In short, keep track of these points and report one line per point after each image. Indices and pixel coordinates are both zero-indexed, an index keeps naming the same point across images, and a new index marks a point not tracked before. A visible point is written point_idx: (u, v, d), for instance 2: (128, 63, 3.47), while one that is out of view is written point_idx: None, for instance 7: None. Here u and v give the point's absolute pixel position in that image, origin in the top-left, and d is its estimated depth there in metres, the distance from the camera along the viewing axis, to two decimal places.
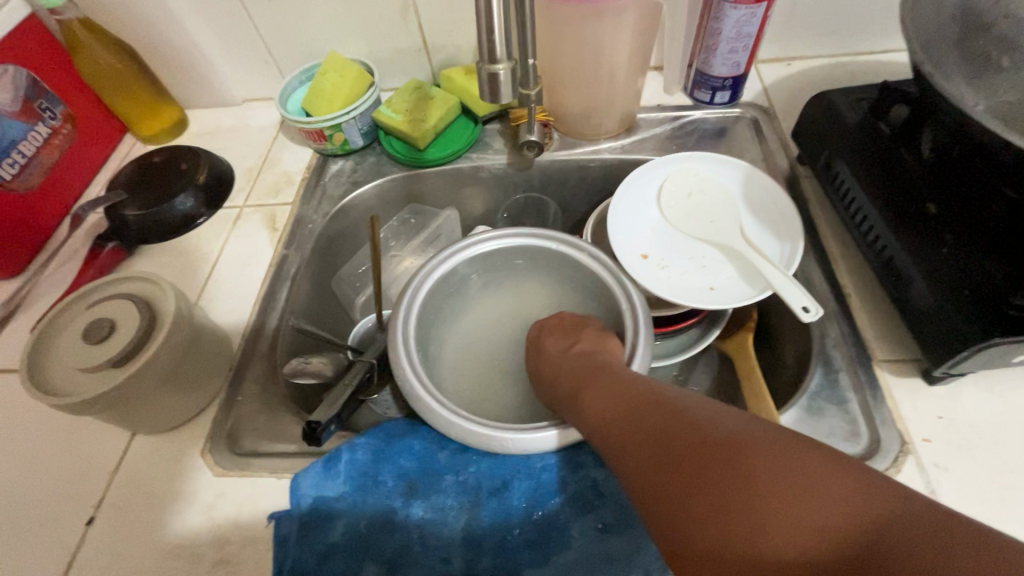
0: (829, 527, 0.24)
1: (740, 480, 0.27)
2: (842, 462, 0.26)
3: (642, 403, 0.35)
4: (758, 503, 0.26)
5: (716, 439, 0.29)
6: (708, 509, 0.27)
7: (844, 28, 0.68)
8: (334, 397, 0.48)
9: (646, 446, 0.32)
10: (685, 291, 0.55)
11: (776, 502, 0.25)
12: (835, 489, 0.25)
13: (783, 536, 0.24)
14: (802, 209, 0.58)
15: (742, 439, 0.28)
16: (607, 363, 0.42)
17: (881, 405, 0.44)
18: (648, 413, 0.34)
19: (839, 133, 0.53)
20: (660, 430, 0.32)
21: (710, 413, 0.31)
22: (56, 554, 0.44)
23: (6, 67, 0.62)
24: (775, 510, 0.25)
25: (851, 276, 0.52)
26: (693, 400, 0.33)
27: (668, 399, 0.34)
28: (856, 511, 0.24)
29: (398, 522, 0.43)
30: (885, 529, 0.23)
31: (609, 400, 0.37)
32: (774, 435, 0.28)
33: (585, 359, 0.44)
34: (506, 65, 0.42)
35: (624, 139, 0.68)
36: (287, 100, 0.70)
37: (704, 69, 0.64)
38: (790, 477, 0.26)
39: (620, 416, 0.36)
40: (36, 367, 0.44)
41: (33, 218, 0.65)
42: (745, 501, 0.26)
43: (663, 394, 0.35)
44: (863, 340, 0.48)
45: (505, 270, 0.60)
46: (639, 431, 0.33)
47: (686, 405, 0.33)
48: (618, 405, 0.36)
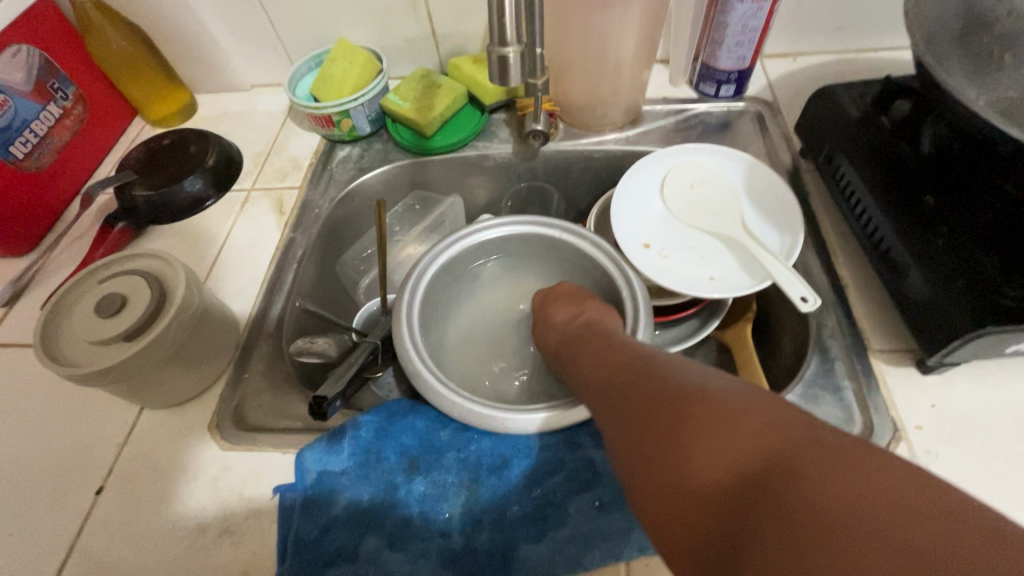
0: (746, 458, 0.26)
1: (680, 420, 0.29)
2: (777, 410, 0.28)
3: (621, 363, 0.38)
4: (689, 439, 0.28)
5: (672, 389, 0.31)
6: (651, 444, 0.30)
7: (850, 25, 0.69)
8: (340, 373, 0.49)
9: (617, 400, 0.35)
10: (685, 281, 0.56)
11: (705, 437, 0.28)
12: (758, 429, 0.27)
13: (707, 467, 0.27)
14: (803, 202, 0.59)
15: (696, 389, 0.31)
16: (605, 329, 0.44)
17: (875, 393, 0.45)
18: (625, 370, 0.36)
19: (840, 125, 0.54)
20: (632, 385, 0.34)
21: (675, 370, 0.34)
22: (66, 522, 0.46)
23: (19, 47, 0.63)
24: (703, 443, 0.27)
25: (849, 268, 0.53)
26: (668, 360, 0.36)
27: (647, 360, 0.36)
28: (773, 448, 0.26)
29: (399, 497, 0.44)
30: (792, 461, 0.25)
31: (596, 363, 0.40)
32: (726, 388, 0.30)
33: (587, 325, 0.45)
34: (516, 49, 0.43)
35: (628, 131, 0.69)
36: (296, 86, 0.71)
37: (710, 63, 0.65)
38: (720, 416, 0.28)
39: (603, 375, 0.38)
40: (49, 338, 0.45)
41: (44, 197, 0.66)
42: (680, 437, 0.28)
43: (645, 356, 0.37)
44: (859, 330, 0.49)
45: (507, 257, 0.60)
46: (615, 386, 0.36)
47: (660, 363, 0.35)
48: (602, 366, 0.39)
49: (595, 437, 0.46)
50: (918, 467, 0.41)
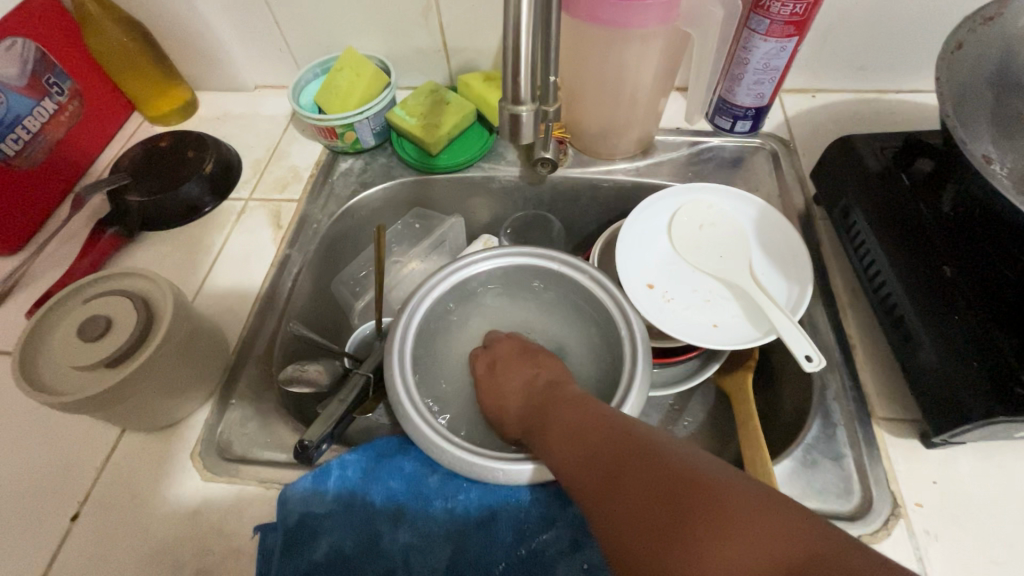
0: (758, 561, 0.26)
1: (688, 517, 0.29)
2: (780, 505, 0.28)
3: (603, 437, 0.36)
4: (699, 540, 0.28)
5: (670, 477, 0.31)
6: (658, 545, 0.29)
7: (873, 65, 0.67)
8: (329, 412, 0.48)
9: (609, 486, 0.33)
10: (688, 326, 0.54)
11: (715, 538, 0.27)
12: (769, 526, 0.27)
13: (720, 571, 0.26)
14: (814, 251, 0.57)
15: (694, 477, 0.31)
16: (574, 395, 0.43)
17: (876, 464, 0.44)
18: (608, 447, 0.35)
19: (859, 178, 0.52)
20: (616, 469, 0.34)
21: (666, 450, 0.33)
22: (38, 548, 0.44)
23: (15, 39, 0.60)
24: (711, 544, 0.27)
25: (857, 327, 0.52)
26: (650, 435, 0.35)
27: (631, 432, 0.36)
28: (788, 545, 0.26)
29: (383, 544, 0.43)
30: (810, 566, 0.25)
31: (576, 430, 0.38)
32: (724, 474, 0.30)
33: (555, 392, 0.45)
34: (530, 107, 0.43)
35: (639, 161, 0.67)
36: (300, 93, 0.69)
37: (728, 97, 0.63)
38: (728, 516, 0.28)
39: (580, 449, 0.37)
40: (29, 361, 0.43)
41: (35, 196, 0.63)
42: (700, 541, 0.28)
43: (622, 428, 0.36)
44: (864, 395, 0.47)
45: (504, 289, 0.59)
46: (597, 466, 0.35)
47: (647, 440, 0.35)
48: (580, 439, 0.37)
49: None
50: (916, 547, 0.40)
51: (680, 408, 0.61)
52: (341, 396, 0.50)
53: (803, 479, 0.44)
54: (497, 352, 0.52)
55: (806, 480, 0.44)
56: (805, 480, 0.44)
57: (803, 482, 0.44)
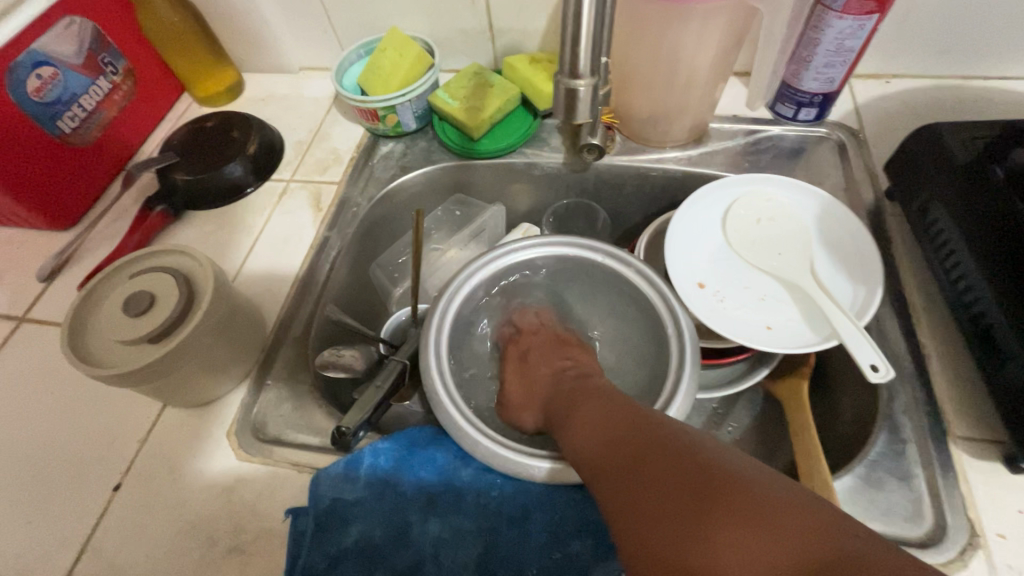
0: (779, 560, 0.23)
1: (705, 503, 0.26)
2: (803, 503, 0.25)
3: (630, 422, 0.35)
4: (716, 530, 0.25)
5: (693, 463, 0.29)
6: (669, 530, 0.26)
7: (959, 48, 0.61)
8: (365, 399, 0.47)
9: (620, 466, 0.32)
10: (740, 326, 0.50)
11: (734, 527, 0.25)
12: (787, 520, 0.24)
13: (735, 563, 0.24)
14: (884, 250, 0.53)
15: (720, 466, 0.28)
16: (603, 388, 0.42)
17: (952, 488, 0.40)
18: (631, 433, 0.33)
19: (939, 172, 0.47)
20: (634, 453, 0.32)
21: (694, 439, 0.31)
22: (82, 516, 0.45)
23: (73, 18, 0.61)
24: (727, 531, 0.25)
25: (933, 336, 0.47)
26: (678, 426, 0.33)
27: (654, 419, 0.34)
28: (807, 543, 0.24)
29: (412, 536, 0.42)
30: (837, 571, 0.22)
31: (602, 418, 0.37)
32: (745, 467, 0.28)
33: (584, 386, 0.43)
34: (588, 82, 0.40)
35: (691, 150, 0.63)
36: (343, 75, 0.68)
37: (793, 82, 0.58)
38: (747, 507, 0.25)
39: (601, 435, 0.35)
40: (77, 334, 0.44)
41: (88, 173, 0.65)
42: (709, 525, 0.25)
43: (649, 418, 0.35)
44: (939, 410, 0.43)
45: (539, 285, 0.56)
46: (617, 450, 0.33)
47: (674, 429, 0.32)
48: (604, 426, 0.36)
49: None
50: None
51: (725, 413, 0.57)
52: (378, 383, 0.49)
53: (866, 498, 0.41)
54: (528, 346, 0.53)
55: (870, 500, 0.41)
56: (869, 499, 0.41)
57: (865, 502, 0.41)
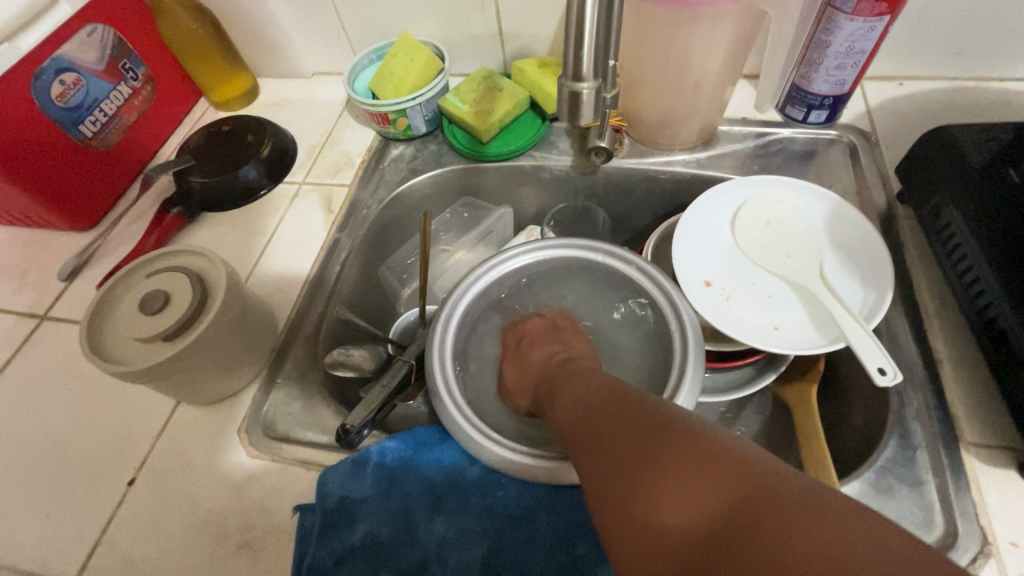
0: (709, 502, 0.25)
1: (653, 455, 0.28)
2: (733, 448, 0.27)
3: (595, 397, 0.36)
4: (657, 483, 0.27)
5: (647, 425, 0.30)
6: (623, 483, 0.28)
7: (975, 49, 0.60)
8: (371, 398, 0.48)
9: (584, 437, 0.34)
10: (746, 327, 0.50)
11: (672, 477, 0.27)
12: (715, 464, 0.26)
13: (676, 506, 0.26)
14: (895, 254, 0.52)
15: (670, 423, 0.30)
16: (581, 368, 0.43)
17: (963, 495, 0.39)
18: (599, 403, 0.35)
19: (952, 175, 0.47)
20: (599, 420, 0.33)
21: (653, 402, 0.33)
22: (97, 509, 0.46)
23: (96, 26, 0.63)
24: (664, 482, 0.27)
25: (945, 340, 0.46)
26: (641, 393, 0.35)
27: (615, 390, 0.36)
28: (732, 483, 0.25)
29: (417, 534, 0.42)
30: (756, 505, 0.24)
31: (576, 393, 0.38)
32: (688, 421, 0.30)
33: (566, 366, 0.45)
34: (591, 85, 0.40)
35: (700, 152, 0.63)
36: (355, 79, 0.69)
37: (803, 84, 0.58)
38: (681, 457, 0.27)
39: (574, 409, 0.37)
40: (95, 331, 0.45)
41: (109, 176, 0.67)
42: (649, 479, 0.27)
43: (617, 389, 0.36)
44: (951, 415, 0.43)
45: (540, 284, 0.56)
46: (582, 422, 0.35)
47: (638, 396, 0.34)
48: (578, 400, 0.37)
49: None
50: None
51: (733, 416, 0.57)
52: (384, 382, 0.49)
53: (875, 504, 0.40)
54: (525, 330, 0.52)
55: (879, 507, 0.40)
56: (877, 506, 0.40)
57: (875, 508, 0.40)
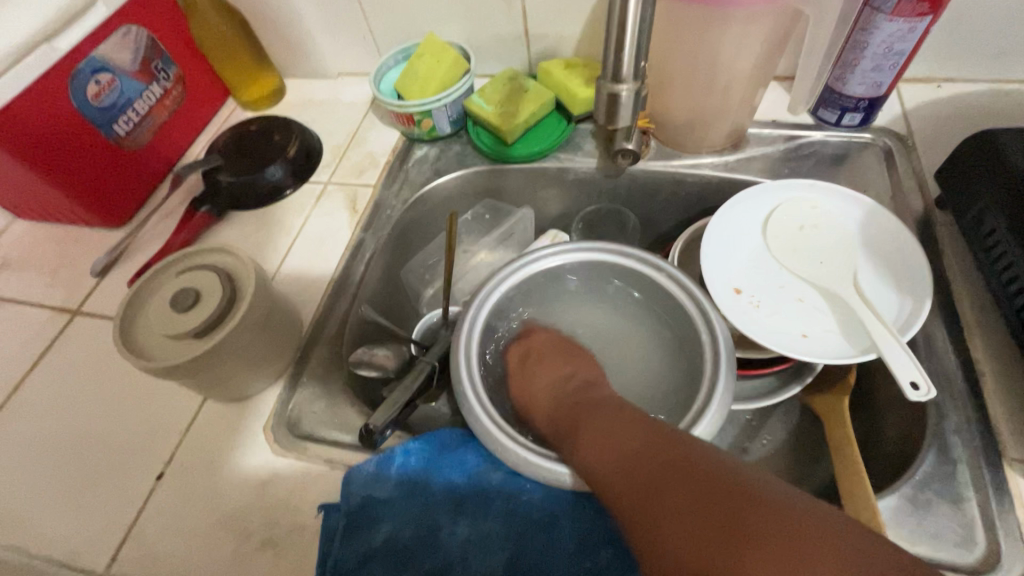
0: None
1: (735, 523, 0.29)
2: (818, 514, 0.28)
3: (639, 442, 0.36)
4: (745, 554, 0.27)
5: (714, 486, 0.31)
6: (705, 552, 0.29)
7: (1018, 51, 0.58)
8: (394, 398, 0.48)
9: (639, 492, 0.33)
10: (774, 333, 0.48)
11: (764, 549, 0.27)
12: (811, 538, 0.27)
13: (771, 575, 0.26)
14: (933, 261, 0.50)
15: (737, 483, 0.31)
16: (604, 402, 0.43)
17: (1006, 513, 0.38)
18: (643, 452, 0.35)
19: (994, 182, 0.45)
20: (651, 475, 0.33)
21: (705, 456, 0.33)
22: (127, 502, 0.47)
23: (130, 27, 0.64)
24: (756, 554, 0.27)
25: (987, 352, 0.45)
26: (683, 439, 0.35)
27: (661, 435, 0.36)
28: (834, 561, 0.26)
29: (441, 538, 0.42)
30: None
31: (609, 434, 0.38)
32: (759, 481, 0.31)
33: (584, 399, 0.45)
34: (630, 86, 0.40)
35: (728, 155, 0.62)
36: (381, 79, 0.70)
37: (837, 86, 0.57)
38: (771, 528, 0.28)
39: (618, 456, 0.36)
40: (127, 327, 0.46)
41: (139, 174, 0.68)
42: (737, 551, 0.28)
43: (653, 432, 0.36)
44: (994, 430, 0.41)
45: (553, 292, 0.56)
46: (633, 473, 0.34)
47: (683, 446, 0.34)
48: (617, 446, 0.37)
49: None
50: None
51: (758, 425, 0.56)
52: (405, 383, 0.49)
53: (913, 521, 0.39)
54: (533, 344, 0.52)
55: (917, 523, 0.39)
56: (916, 522, 0.39)
57: (913, 524, 0.39)
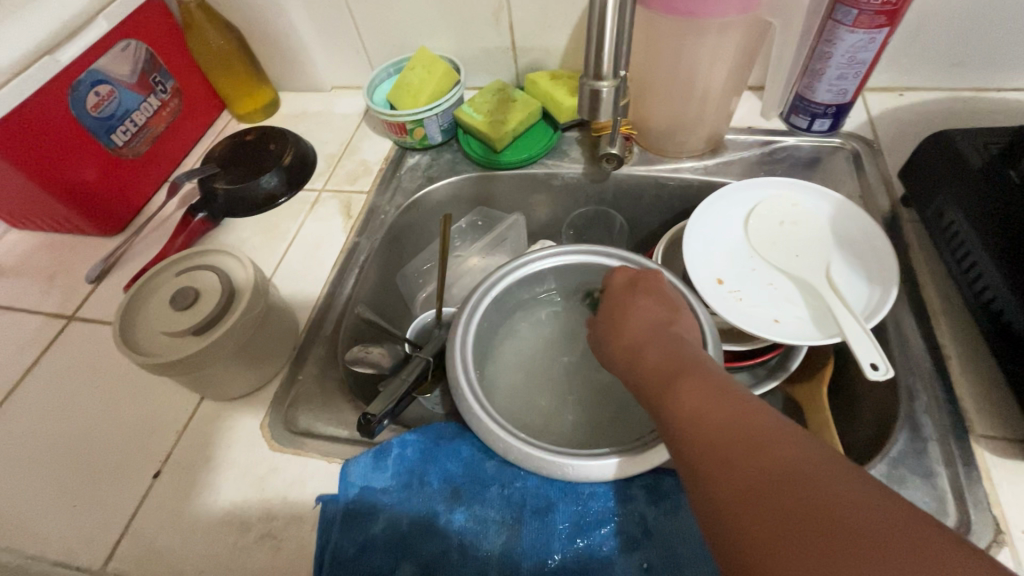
0: None
1: (841, 550, 0.22)
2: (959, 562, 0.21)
3: (733, 426, 0.30)
4: None
5: (814, 492, 0.25)
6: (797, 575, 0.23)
7: (971, 61, 0.62)
8: (391, 390, 0.49)
9: (724, 482, 0.28)
10: (748, 318, 0.51)
11: None
12: None
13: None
14: (901, 255, 0.53)
15: (847, 496, 0.24)
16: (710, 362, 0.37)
17: (975, 486, 0.40)
18: (754, 454, 0.28)
19: (957, 178, 0.48)
20: (763, 485, 0.26)
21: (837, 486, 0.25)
22: (123, 501, 0.47)
23: (129, 41, 0.66)
24: None
25: (953, 336, 0.47)
26: (792, 440, 0.28)
27: (763, 425, 0.29)
28: None
29: (438, 525, 0.43)
30: None
31: (690, 405, 0.33)
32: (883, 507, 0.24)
33: (682, 351, 0.39)
34: (612, 84, 0.42)
35: (707, 160, 0.65)
36: (374, 91, 0.72)
37: (807, 94, 0.60)
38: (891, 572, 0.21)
39: (705, 439, 0.30)
40: (127, 325, 0.47)
41: (135, 183, 0.69)
42: None
43: (770, 428, 0.29)
44: (961, 409, 0.44)
45: (515, 304, 0.57)
46: (720, 462, 0.29)
47: (805, 468, 0.26)
48: (706, 425, 0.31)
49: (648, 492, 0.44)
50: None
51: None
52: (403, 376, 0.50)
53: None
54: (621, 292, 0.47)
55: None
56: None
57: None
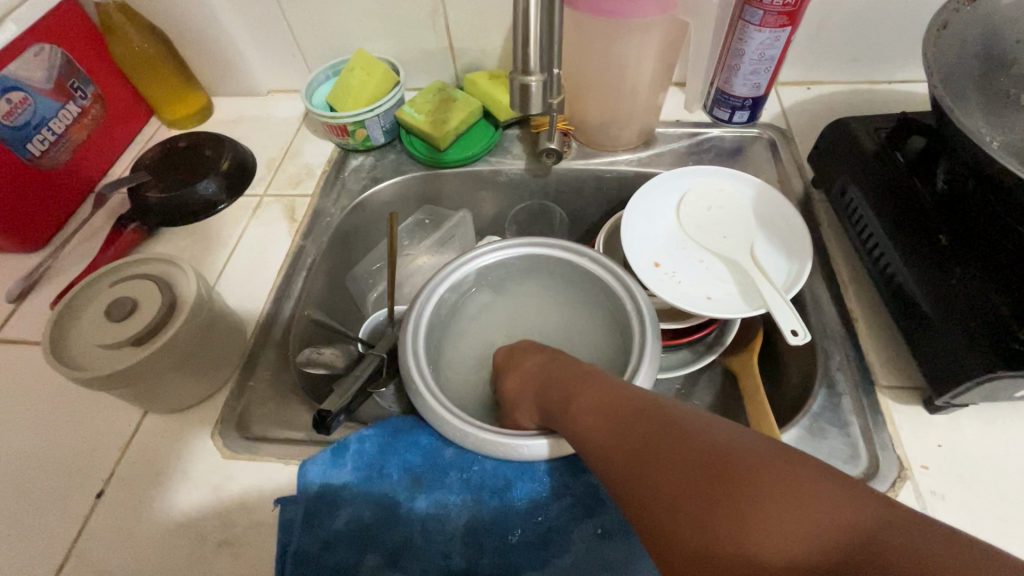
0: (810, 532, 0.25)
1: (727, 483, 0.28)
2: (806, 465, 0.28)
3: (634, 414, 0.36)
4: (747, 512, 0.27)
5: (699, 447, 0.31)
6: (701, 515, 0.28)
7: (866, 55, 0.69)
8: (346, 387, 0.49)
9: (634, 461, 0.33)
10: (683, 297, 0.55)
11: (762, 506, 0.27)
12: (809, 497, 0.26)
13: (774, 543, 0.25)
14: (813, 231, 0.59)
15: (724, 443, 0.30)
16: (591, 373, 0.42)
17: (882, 431, 0.45)
18: (638, 426, 0.34)
19: (854, 159, 0.54)
20: (658, 454, 0.32)
21: (698, 431, 0.32)
22: (63, 525, 0.45)
23: (42, 46, 0.63)
24: (757, 511, 0.27)
25: (859, 301, 0.53)
26: (677, 413, 0.34)
27: (655, 409, 0.35)
28: (835, 517, 0.25)
29: (401, 514, 0.44)
30: (864, 539, 0.24)
31: (596, 407, 0.38)
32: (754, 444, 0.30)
33: (577, 374, 0.44)
34: (539, 78, 0.44)
35: (641, 152, 0.69)
36: (312, 94, 0.72)
37: (725, 88, 0.65)
38: (766, 487, 0.27)
39: (612, 431, 0.36)
40: (58, 341, 0.45)
41: (58, 195, 0.66)
42: (732, 514, 0.27)
43: (667, 411, 0.35)
44: (868, 364, 0.49)
45: (457, 307, 0.58)
46: (628, 443, 0.34)
47: (704, 434, 0.31)
48: (609, 419, 0.37)
49: None
50: (923, 506, 0.41)
51: (687, 391, 0.62)
52: (358, 372, 0.51)
53: (810, 447, 0.45)
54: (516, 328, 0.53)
55: (814, 448, 0.45)
56: (813, 448, 0.45)
57: (811, 449, 0.45)
